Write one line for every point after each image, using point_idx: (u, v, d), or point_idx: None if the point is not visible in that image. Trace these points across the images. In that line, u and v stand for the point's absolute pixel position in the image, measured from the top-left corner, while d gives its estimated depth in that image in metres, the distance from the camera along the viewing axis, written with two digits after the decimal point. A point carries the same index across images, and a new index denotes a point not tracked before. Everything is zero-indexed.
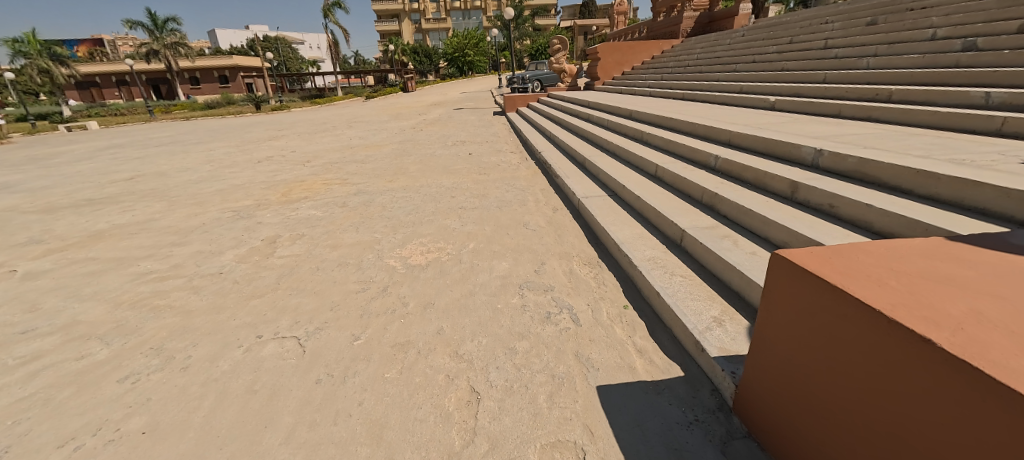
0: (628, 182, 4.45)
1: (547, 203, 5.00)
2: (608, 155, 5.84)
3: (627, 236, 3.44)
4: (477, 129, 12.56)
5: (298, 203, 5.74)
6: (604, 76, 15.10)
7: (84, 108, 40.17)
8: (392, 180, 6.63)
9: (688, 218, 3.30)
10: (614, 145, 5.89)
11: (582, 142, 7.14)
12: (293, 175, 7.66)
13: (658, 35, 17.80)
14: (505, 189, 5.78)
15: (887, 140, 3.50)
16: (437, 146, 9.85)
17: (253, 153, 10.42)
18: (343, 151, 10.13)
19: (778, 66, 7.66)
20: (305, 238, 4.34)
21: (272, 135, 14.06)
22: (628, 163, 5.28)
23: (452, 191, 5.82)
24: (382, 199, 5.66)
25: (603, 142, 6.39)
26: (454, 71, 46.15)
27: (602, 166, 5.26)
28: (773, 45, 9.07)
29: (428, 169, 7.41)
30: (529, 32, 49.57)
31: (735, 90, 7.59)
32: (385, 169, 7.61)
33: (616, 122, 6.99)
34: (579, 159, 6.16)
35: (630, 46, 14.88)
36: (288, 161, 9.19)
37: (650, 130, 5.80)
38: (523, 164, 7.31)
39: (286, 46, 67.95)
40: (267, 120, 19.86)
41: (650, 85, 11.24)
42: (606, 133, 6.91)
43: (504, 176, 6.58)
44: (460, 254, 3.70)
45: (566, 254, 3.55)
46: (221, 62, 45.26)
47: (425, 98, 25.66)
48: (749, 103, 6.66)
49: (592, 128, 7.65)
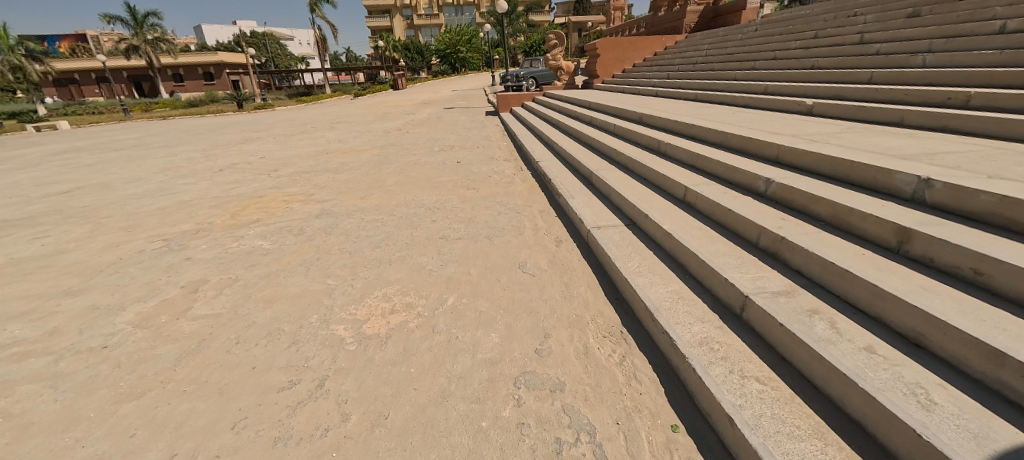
0: (652, 209, 3.52)
1: (548, 232, 4.06)
2: (619, 170, 4.89)
3: (661, 296, 2.52)
4: (468, 131, 11.57)
5: (245, 228, 4.74)
6: (603, 74, 14.16)
7: (61, 106, 38.51)
8: (364, 197, 5.65)
9: (748, 275, 2.39)
10: (626, 157, 4.95)
11: (585, 151, 6.21)
12: (252, 188, 6.62)
13: (659, 30, 16.84)
14: (497, 210, 4.83)
15: (1008, 164, 2.61)
16: (424, 152, 8.86)
17: (216, 160, 9.34)
18: (319, 157, 9.12)
19: (808, 64, 6.70)
20: (237, 285, 3.36)
21: (246, 137, 12.96)
22: (645, 180, 4.35)
23: (433, 212, 4.85)
24: (348, 224, 4.68)
25: (612, 152, 5.46)
26: (447, 68, 44.96)
27: (614, 184, 4.31)
28: (795, 40, 8.12)
29: (409, 181, 6.42)
30: (523, 28, 48.51)
31: (759, 90, 6.65)
32: (360, 181, 6.62)
33: (625, 127, 6.06)
34: (584, 173, 5.22)
35: (632, 42, 13.93)
36: (252, 170, 8.14)
37: (669, 140, 4.89)
38: (518, 176, 6.37)
39: (274, 42, 66.21)
40: (246, 120, 18.70)
41: (656, 84, 10.31)
42: (614, 140, 5.97)
43: (496, 191, 5.61)
44: (435, 316, 2.74)
45: (577, 319, 2.62)
46: (205, 59, 43.76)
47: (415, 96, 24.59)
48: (779, 106, 5.75)
49: (597, 133, 6.71)
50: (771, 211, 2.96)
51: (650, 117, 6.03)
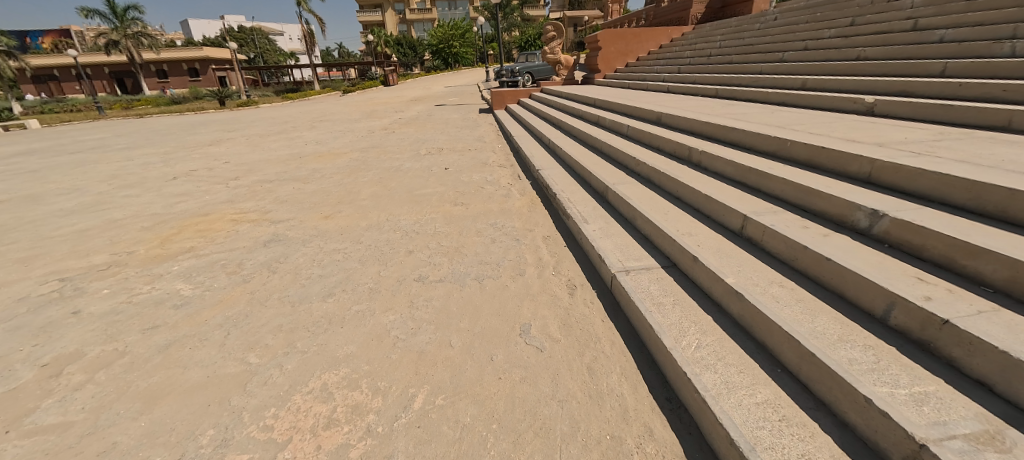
0: (701, 248, 2.58)
1: (556, 272, 3.10)
2: (641, 184, 3.93)
3: (752, 416, 1.60)
4: (459, 130, 10.57)
5: (168, 262, 3.72)
6: (605, 69, 13.17)
7: (38, 104, 36.99)
8: (328, 217, 4.64)
9: (901, 391, 1.48)
10: (650, 167, 3.99)
11: (595, 156, 5.23)
12: (199, 203, 5.57)
13: (662, 21, 15.85)
14: (489, 236, 3.85)
15: None
16: (409, 156, 7.84)
17: (172, 166, 8.24)
18: (290, 161, 8.06)
19: (852, 53, 5.74)
20: (118, 365, 2.37)
21: (215, 138, 11.80)
22: (678, 200, 3.40)
23: (409, 239, 3.86)
24: (300, 256, 3.68)
25: (628, 161, 4.49)
26: (440, 64, 43.76)
27: (641, 206, 3.35)
28: (828, 27, 7.14)
29: (387, 194, 5.40)
30: (518, 22, 47.43)
31: (797, 85, 5.71)
32: (328, 193, 5.60)
33: (642, 129, 5.08)
34: (597, 186, 4.24)
35: (636, 34, 12.96)
36: (209, 178, 7.07)
37: (703, 146, 3.94)
38: (514, 187, 5.41)
39: (263, 37, 64.43)
40: (224, 119, 17.56)
41: (666, 78, 9.34)
42: (628, 145, 5.01)
43: (489, 208, 4.62)
44: (391, 437, 1.79)
45: (614, 449, 1.69)
46: (189, 54, 42.29)
47: (406, 92, 23.50)
48: (827, 104, 4.81)
49: (606, 135, 5.74)
50: (888, 261, 2.03)
51: (672, 117, 5.06)
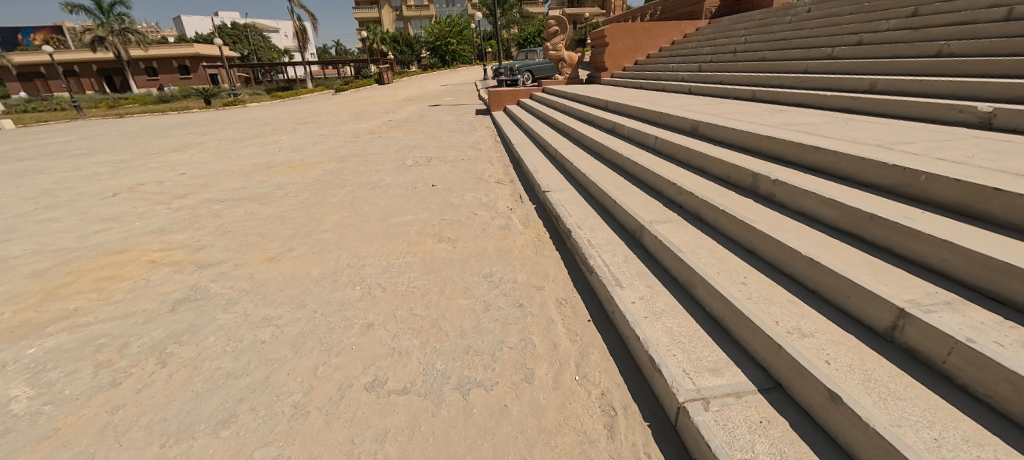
0: (834, 370, 1.55)
1: (582, 377, 2.05)
2: (689, 224, 2.88)
3: None
4: (452, 135, 9.48)
5: (25, 341, 2.63)
6: (612, 67, 12.07)
7: (19, 102, 35.70)
8: (273, 259, 3.56)
9: None
10: (701, 201, 2.92)
11: (617, 176, 4.14)
12: (121, 234, 4.46)
13: (672, 16, 14.72)
14: (481, 298, 2.77)
15: None
16: (393, 168, 6.74)
17: (118, 179, 7.13)
18: (254, 173, 6.96)
19: (928, 48, 4.68)
20: None
21: (184, 143, 10.68)
22: (755, 256, 2.37)
23: (371, 304, 2.78)
24: (213, 330, 2.60)
25: (666, 187, 3.40)
26: (437, 62, 42.43)
27: (704, 268, 2.29)
28: (883, 19, 6.04)
29: (356, 222, 4.31)
30: (517, 18, 46.30)
31: (863, 87, 4.63)
32: (285, 221, 4.51)
33: (676, 142, 4.00)
34: (627, 223, 3.18)
35: (645, 29, 11.87)
36: (152, 195, 5.98)
37: (775, 172, 2.87)
38: (515, 213, 4.34)
39: (257, 33, 63.09)
40: (202, 120, 16.36)
41: (685, 78, 8.24)
42: (661, 163, 3.92)
43: (483, 248, 3.54)
44: None
45: None
46: (178, 51, 40.99)
47: (399, 91, 22.35)
48: (916, 111, 3.75)
49: (628, 148, 4.66)
50: None
51: (715, 127, 4.00)
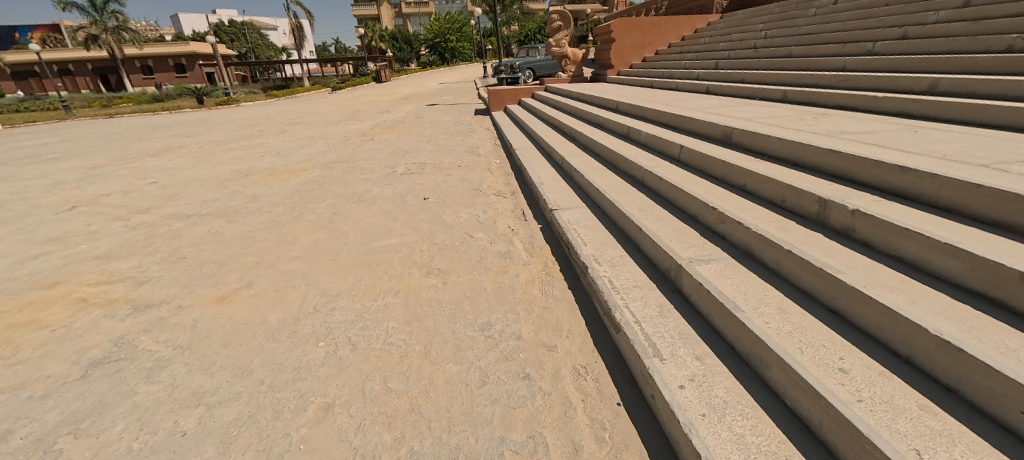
0: None
1: None
2: (741, 265, 2.28)
3: None
4: (449, 138, 8.85)
5: None
6: (619, 64, 11.42)
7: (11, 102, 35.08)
8: (225, 299, 2.94)
9: None
10: (756, 235, 2.31)
11: (638, 193, 3.51)
12: (59, 260, 3.84)
13: (681, 10, 14.02)
14: (474, 363, 2.16)
15: None
16: (382, 176, 6.12)
17: (82, 188, 6.51)
18: (231, 182, 6.34)
19: (995, 42, 4.05)
20: None
21: (165, 147, 10.05)
22: (844, 320, 1.78)
23: (333, 370, 2.17)
24: (123, 413, 1.99)
25: (703, 211, 2.78)
26: (436, 59, 41.63)
27: (777, 341, 1.70)
28: (928, 9, 5.40)
29: (332, 247, 3.69)
30: (517, 15, 45.55)
31: (919, 88, 4.01)
32: (251, 244, 3.90)
33: (708, 153, 3.37)
34: (659, 260, 2.57)
35: (654, 24, 11.20)
36: (112, 209, 5.36)
37: (851, 199, 2.26)
38: (517, 235, 3.72)
39: (254, 31, 62.40)
40: (191, 120, 15.73)
41: (700, 76, 7.59)
42: (691, 179, 3.29)
43: (479, 285, 2.92)
44: None
45: None
46: (173, 49, 40.31)
47: (397, 89, 21.68)
48: (998, 117, 3.14)
49: (648, 158, 4.02)
50: None
51: (754, 136, 3.37)
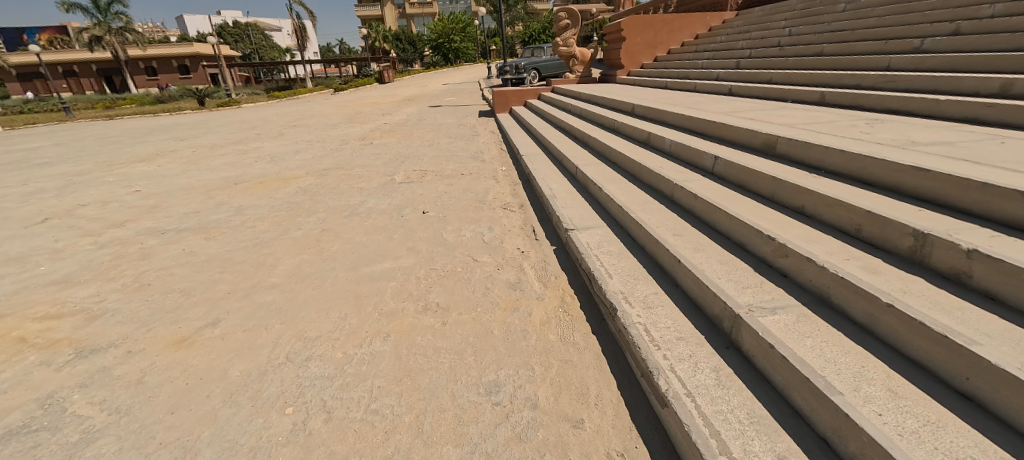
0: None
1: None
2: (819, 317, 1.80)
3: None
4: (452, 142, 8.40)
5: None
6: (629, 64, 10.92)
7: (15, 103, 35.01)
8: (184, 342, 2.49)
9: None
10: (835, 278, 1.83)
11: (668, 213, 3.02)
12: (10, 287, 3.40)
13: (693, 8, 13.49)
14: (479, 446, 1.69)
15: None
16: (379, 185, 5.65)
17: (60, 198, 6.09)
18: (217, 191, 5.89)
19: None
20: None
21: (157, 151, 9.64)
22: (987, 411, 1.32)
23: (299, 453, 1.71)
24: None
25: (755, 239, 2.30)
26: (439, 59, 41.26)
27: (906, 450, 1.23)
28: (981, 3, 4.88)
29: (316, 273, 3.23)
30: (522, 15, 45.16)
31: (988, 90, 3.51)
32: (227, 267, 3.45)
33: (751, 166, 2.89)
34: (707, 304, 2.10)
35: (667, 22, 10.69)
36: (85, 223, 4.93)
37: (961, 234, 1.79)
38: (527, 259, 3.25)
39: (259, 33, 62.42)
40: (189, 122, 15.38)
41: (720, 76, 7.08)
42: (733, 198, 2.81)
43: (484, 326, 2.45)
44: None
45: None
46: (176, 51, 40.18)
47: (400, 91, 21.29)
48: None
49: (676, 170, 3.54)
50: None
51: (807, 147, 2.89)
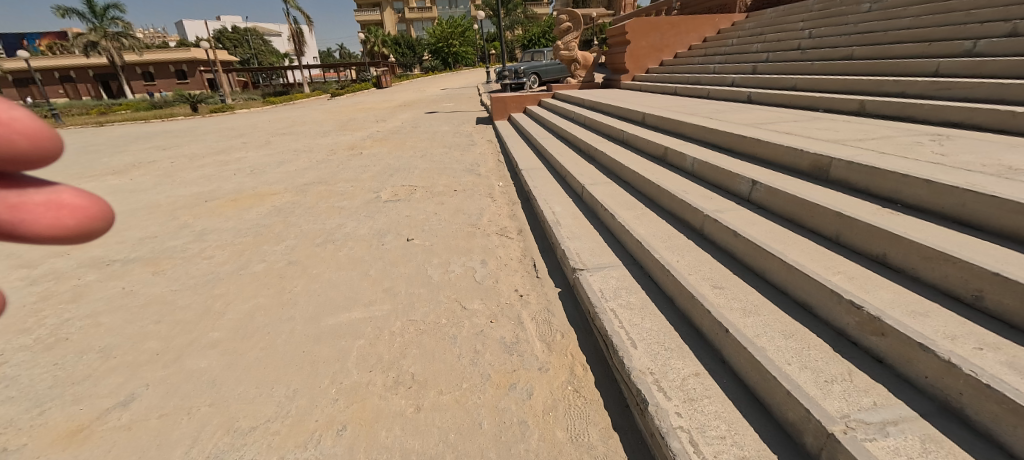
0: None
1: None
2: (957, 446, 1.24)
3: None
4: (447, 152, 7.83)
5: None
6: (634, 68, 10.37)
7: (8, 109, 34.63)
8: (79, 435, 1.91)
9: None
10: (973, 383, 1.28)
11: (700, 254, 2.44)
12: None
13: (698, 11, 12.96)
14: None
15: None
16: (362, 203, 5.07)
17: None
18: (183, 210, 5.31)
19: None
20: None
21: (134, 162, 9.06)
22: None
23: None
24: None
25: (831, 304, 1.74)
26: (439, 64, 40.91)
27: None
28: None
29: (269, 325, 2.65)
30: (521, 19, 44.87)
31: None
32: (165, 315, 2.86)
33: (806, 197, 2.32)
34: (778, 405, 1.52)
35: (674, 24, 10.14)
36: (26, 251, 4.34)
37: None
38: (526, 307, 2.67)
39: (258, 38, 62.25)
40: (176, 130, 14.84)
41: (736, 81, 6.50)
42: (786, 237, 2.23)
43: (469, 415, 1.86)
44: None
45: None
46: (173, 56, 39.82)
47: (397, 96, 20.81)
48: None
49: (703, 195, 2.96)
50: None
51: (875, 173, 2.32)
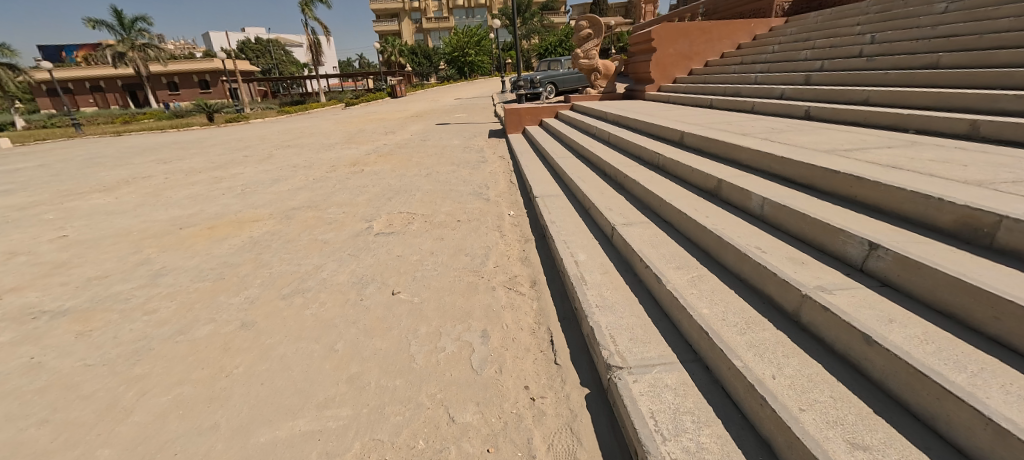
0: None
1: None
2: None
3: None
4: (454, 170, 7.12)
5: None
6: (660, 78, 9.52)
7: (38, 118, 35.60)
8: None
9: None
10: None
11: (805, 365, 1.62)
12: None
13: (728, 16, 12.10)
14: None
15: None
16: (349, 236, 4.34)
17: None
18: (150, 241, 4.66)
19: None
20: None
21: (127, 178, 8.58)
22: None
23: None
24: None
25: None
26: (455, 73, 40.70)
27: None
28: None
29: (180, 440, 1.91)
30: (538, 28, 44.52)
31: None
32: (56, 411, 2.15)
33: (984, 288, 1.49)
34: None
35: (705, 30, 9.29)
36: None
37: None
38: (542, 422, 1.88)
39: (280, 48, 63.48)
40: (184, 141, 14.52)
41: (786, 92, 5.62)
42: (960, 356, 1.42)
43: None
44: None
45: None
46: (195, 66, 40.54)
47: (409, 106, 20.34)
48: None
49: (789, 259, 2.14)
50: None
51: None
